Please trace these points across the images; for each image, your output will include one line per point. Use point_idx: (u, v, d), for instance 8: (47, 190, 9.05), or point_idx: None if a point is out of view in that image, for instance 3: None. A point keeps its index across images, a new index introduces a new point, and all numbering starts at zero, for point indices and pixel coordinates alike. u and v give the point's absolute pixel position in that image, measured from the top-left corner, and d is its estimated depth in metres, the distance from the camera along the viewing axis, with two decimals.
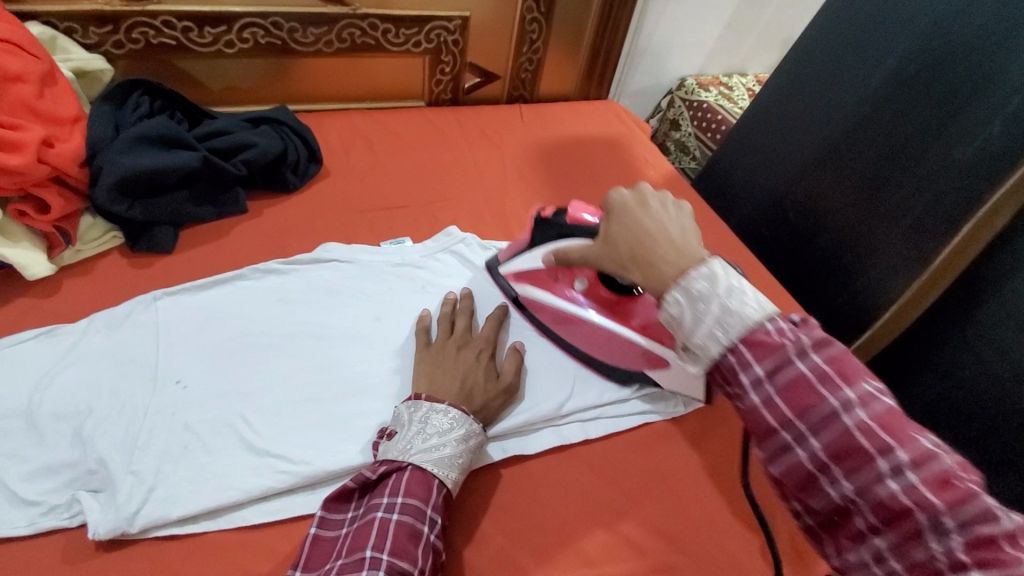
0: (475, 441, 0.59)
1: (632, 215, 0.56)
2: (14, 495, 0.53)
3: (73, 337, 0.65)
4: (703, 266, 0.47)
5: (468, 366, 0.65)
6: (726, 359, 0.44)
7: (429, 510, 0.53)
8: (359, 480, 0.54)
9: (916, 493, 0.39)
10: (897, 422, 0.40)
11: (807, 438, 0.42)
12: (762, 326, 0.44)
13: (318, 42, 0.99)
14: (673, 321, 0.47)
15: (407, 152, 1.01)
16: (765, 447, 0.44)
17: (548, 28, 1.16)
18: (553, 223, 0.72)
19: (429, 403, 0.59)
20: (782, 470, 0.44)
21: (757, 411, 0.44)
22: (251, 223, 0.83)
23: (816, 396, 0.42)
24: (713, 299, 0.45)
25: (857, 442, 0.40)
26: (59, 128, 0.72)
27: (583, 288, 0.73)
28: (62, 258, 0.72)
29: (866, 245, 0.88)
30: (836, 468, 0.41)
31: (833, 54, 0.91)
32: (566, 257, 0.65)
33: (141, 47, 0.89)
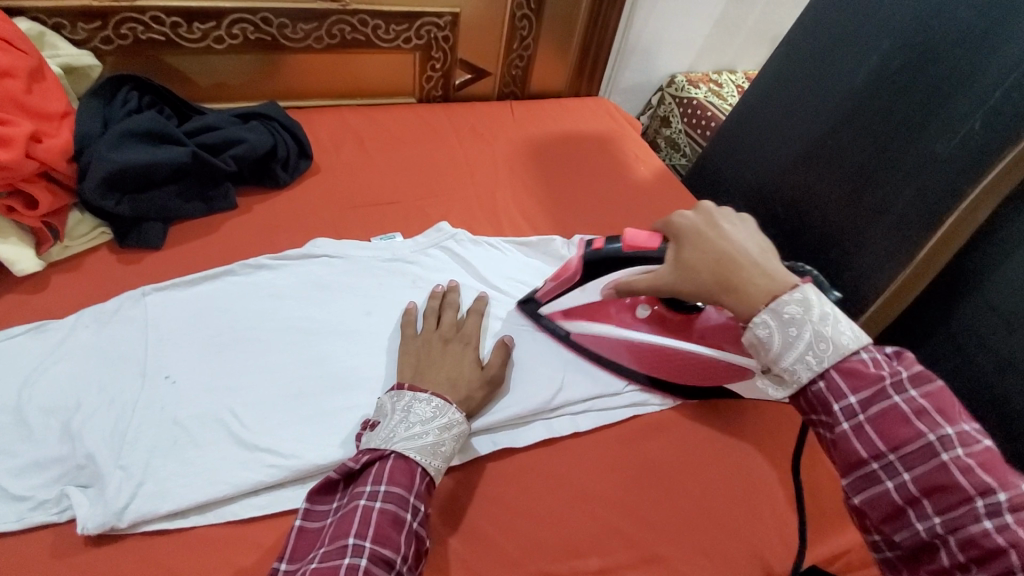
0: (458, 430, 0.59)
1: (706, 237, 0.58)
2: (3, 491, 0.53)
3: (62, 332, 0.65)
4: (796, 291, 0.50)
5: (456, 359, 0.66)
6: (817, 384, 0.49)
7: (413, 498, 0.53)
8: (342, 470, 0.55)
9: (1012, 533, 0.40)
10: (998, 465, 0.43)
11: (898, 472, 0.45)
12: (856, 354, 0.49)
13: (308, 38, 0.99)
14: (761, 342, 0.51)
15: (398, 148, 1.01)
16: (851, 476, 0.48)
17: (539, 25, 1.17)
18: (607, 252, 0.67)
19: (412, 393, 0.60)
20: (867, 499, 0.47)
21: (848, 438, 0.47)
22: (241, 219, 0.83)
23: (910, 429, 0.45)
24: (806, 325, 0.49)
25: (950, 478, 0.43)
26: (48, 123, 0.72)
27: (645, 313, 0.74)
28: (50, 254, 0.72)
29: (852, 241, 0.89)
30: (927, 503, 0.44)
31: (821, 51, 0.93)
32: (629, 287, 0.64)
33: (129, 42, 0.89)
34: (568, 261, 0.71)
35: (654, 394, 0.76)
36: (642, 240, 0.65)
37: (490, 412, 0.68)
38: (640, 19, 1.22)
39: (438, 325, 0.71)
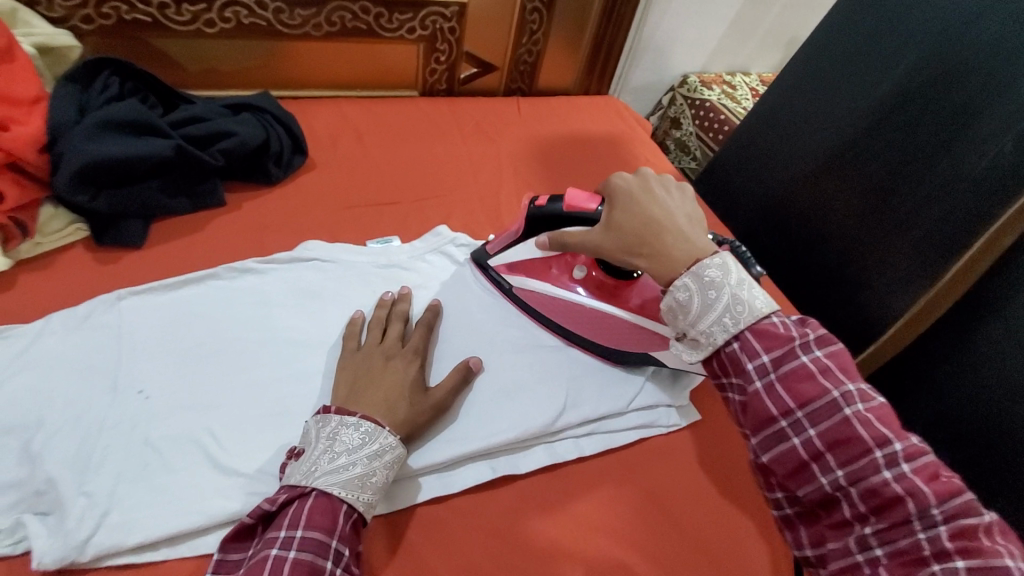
0: (391, 457, 0.54)
1: (638, 202, 0.59)
2: None
3: (26, 339, 0.60)
4: (715, 257, 0.52)
5: (396, 376, 0.60)
6: (731, 346, 0.50)
7: (334, 542, 0.48)
8: (255, 514, 0.49)
9: (908, 483, 0.43)
10: (892, 419, 0.45)
11: (804, 428, 0.47)
12: (767, 318, 0.50)
13: (306, 24, 0.93)
14: (680, 305, 0.52)
15: (399, 145, 0.96)
16: (761, 434, 0.49)
17: (550, 19, 1.11)
18: (546, 212, 0.66)
19: (339, 416, 0.55)
20: (778, 456, 0.48)
21: (760, 397, 0.48)
22: (228, 218, 0.78)
23: (816, 386, 0.47)
24: (723, 289, 0.50)
25: (853, 432, 0.45)
26: (16, 109, 0.66)
27: (583, 275, 0.75)
28: (18, 251, 0.66)
29: (867, 259, 0.88)
30: (830, 456, 0.46)
31: (842, 60, 0.89)
32: (562, 240, 0.65)
33: (112, 23, 0.83)
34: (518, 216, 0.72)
35: (664, 416, 0.71)
36: (580, 202, 0.64)
37: (489, 435, 0.63)
38: (655, 16, 1.17)
39: (383, 340, 0.65)
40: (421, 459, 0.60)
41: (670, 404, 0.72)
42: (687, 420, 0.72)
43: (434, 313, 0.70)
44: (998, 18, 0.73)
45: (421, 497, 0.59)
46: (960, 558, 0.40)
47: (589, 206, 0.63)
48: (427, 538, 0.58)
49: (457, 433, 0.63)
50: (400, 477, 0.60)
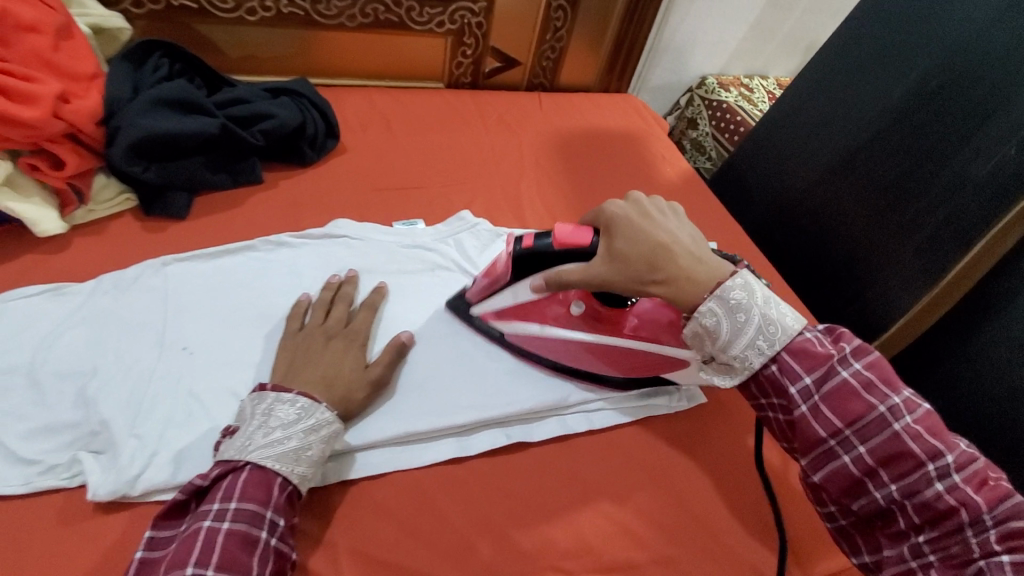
0: (327, 431, 0.56)
1: (644, 225, 0.60)
2: (12, 453, 0.54)
3: (80, 297, 0.66)
4: (736, 277, 0.56)
5: (338, 357, 0.62)
6: (770, 369, 0.55)
7: (269, 513, 0.50)
8: (187, 490, 0.50)
9: (959, 493, 0.48)
10: (937, 429, 0.50)
11: (854, 446, 0.52)
12: (800, 335, 0.55)
13: (342, 15, 0.98)
14: (709, 331, 0.56)
15: (424, 133, 1.00)
16: (813, 456, 0.54)
17: (573, 17, 1.15)
18: (537, 252, 0.60)
19: (274, 394, 0.56)
20: (832, 475, 0.53)
21: (807, 421, 0.54)
22: (265, 195, 0.82)
23: (862, 403, 0.52)
24: (753, 310, 0.55)
25: (903, 447, 0.50)
26: (75, 84, 0.71)
27: (580, 310, 0.70)
28: (73, 217, 0.72)
29: (875, 259, 0.90)
30: (883, 471, 0.51)
31: (858, 64, 0.92)
32: (563, 280, 0.60)
33: (161, 8, 0.88)
34: (501, 256, 0.65)
35: (671, 397, 0.74)
36: (574, 236, 0.59)
37: (505, 405, 0.68)
38: (675, 17, 1.20)
39: (326, 319, 0.66)
40: (440, 422, 0.65)
41: (677, 386, 0.75)
42: (695, 402, 0.74)
43: (381, 291, 0.72)
44: (1009, 25, 0.75)
45: (440, 457, 0.64)
46: (1007, 554, 0.45)
47: (583, 237, 0.59)
48: (447, 494, 0.62)
49: (474, 402, 0.67)
50: (422, 437, 0.65)
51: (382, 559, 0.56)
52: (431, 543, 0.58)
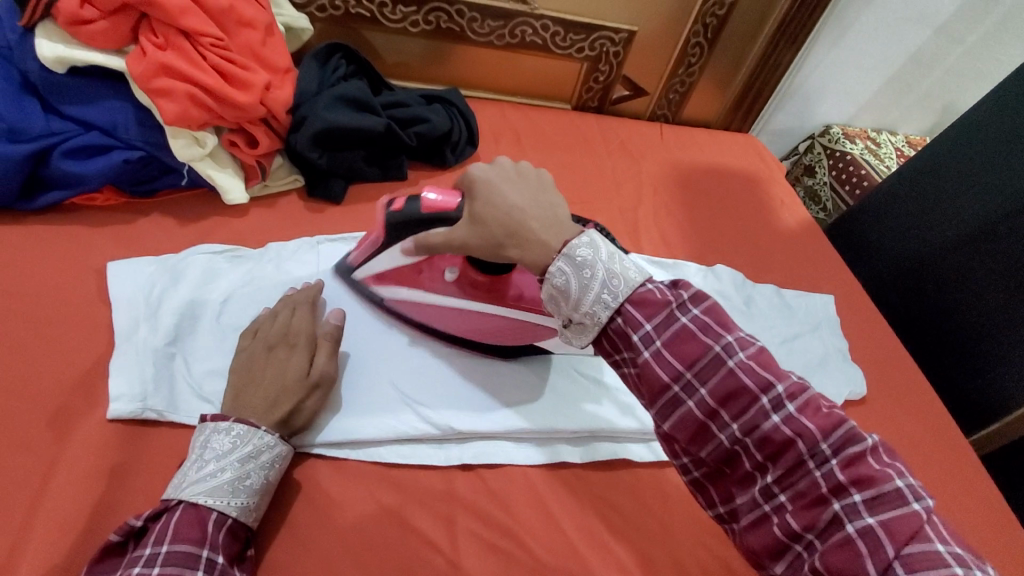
0: (266, 456, 0.56)
1: (496, 190, 0.55)
2: (194, 389, 0.64)
3: (253, 260, 0.76)
4: (582, 236, 0.51)
5: (276, 370, 0.62)
6: (615, 321, 0.49)
7: (201, 552, 0.50)
8: (122, 531, 0.51)
9: (796, 424, 0.43)
10: (771, 362, 0.46)
11: (695, 388, 0.46)
12: (643, 286, 0.49)
13: (492, 34, 1.05)
14: (560, 291, 0.50)
15: (553, 152, 1.05)
16: (657, 404, 0.48)
17: (708, 54, 1.16)
18: (406, 215, 0.61)
19: (211, 425, 0.57)
20: (676, 423, 0.47)
21: (649, 368, 0.47)
22: (409, 190, 0.90)
23: (698, 344, 0.46)
24: (596, 265, 0.49)
25: (738, 383, 0.45)
26: (275, 76, 0.80)
27: (454, 276, 0.68)
28: (253, 189, 0.82)
29: (1008, 338, 0.88)
30: (724, 412, 0.45)
31: (1007, 133, 0.89)
32: (428, 244, 0.59)
33: (340, 14, 0.98)
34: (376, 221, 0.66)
35: None
36: (438, 199, 0.60)
37: (612, 421, 0.70)
38: (809, 63, 1.20)
39: (269, 329, 0.66)
40: (556, 425, 0.69)
41: None
42: None
43: (319, 285, 0.72)
44: None
45: (555, 459, 0.67)
46: (855, 490, 0.41)
47: (451, 203, 0.60)
48: (555, 496, 0.65)
49: (589, 412, 0.71)
50: (537, 438, 0.69)
51: (491, 542, 0.60)
52: (536, 536, 0.61)
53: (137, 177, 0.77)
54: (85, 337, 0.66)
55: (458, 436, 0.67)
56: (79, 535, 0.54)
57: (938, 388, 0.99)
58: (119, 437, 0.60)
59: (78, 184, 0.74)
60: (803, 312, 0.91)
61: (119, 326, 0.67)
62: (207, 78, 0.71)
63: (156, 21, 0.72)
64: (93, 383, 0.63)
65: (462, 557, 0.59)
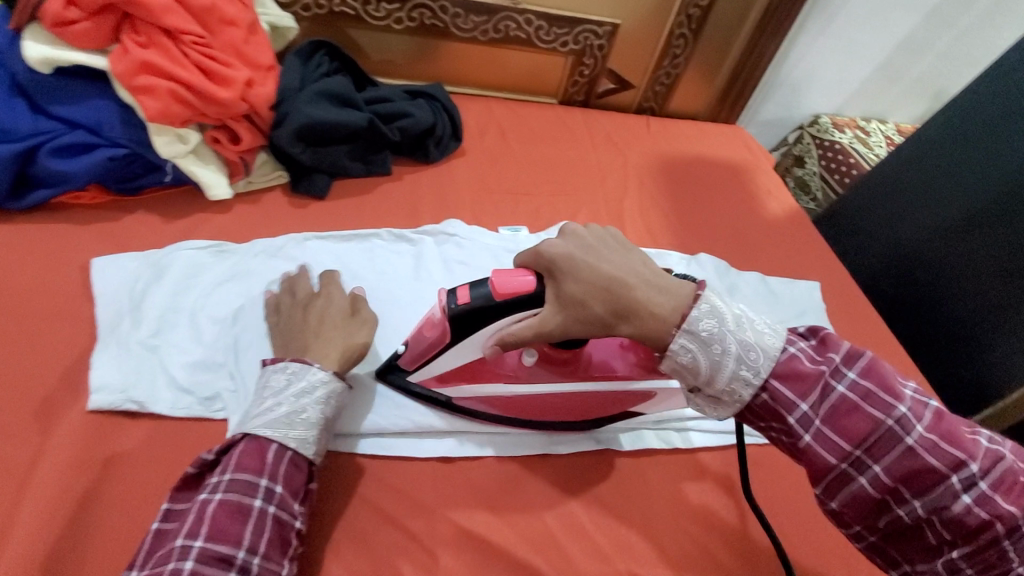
0: (321, 392, 0.59)
1: (581, 264, 0.54)
2: (174, 381, 0.64)
3: (238, 256, 0.76)
4: (700, 304, 0.51)
5: (318, 320, 0.66)
6: (761, 397, 0.50)
7: (260, 480, 0.53)
8: (196, 463, 0.54)
9: (990, 504, 0.44)
10: (951, 433, 0.46)
11: (869, 466, 0.47)
12: (784, 354, 0.50)
13: (476, 29, 1.06)
14: (689, 368, 0.51)
15: (537, 145, 1.06)
16: (825, 484, 0.49)
17: (693, 46, 1.17)
18: (476, 307, 0.57)
19: (270, 368, 0.60)
20: (849, 499, 0.49)
21: (812, 448, 0.49)
22: (393, 186, 0.91)
23: (868, 419, 0.47)
24: (725, 339, 0.50)
25: (922, 463, 0.46)
26: (257, 73, 0.81)
27: (531, 359, 0.66)
28: (237, 186, 0.83)
29: (1004, 321, 0.87)
30: (904, 489, 0.47)
31: (993, 118, 0.90)
32: (518, 338, 0.57)
33: (324, 12, 0.99)
34: (433, 319, 0.60)
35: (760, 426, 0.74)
36: (513, 284, 0.56)
37: None
38: (795, 53, 1.20)
39: (296, 295, 0.69)
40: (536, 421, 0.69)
41: None
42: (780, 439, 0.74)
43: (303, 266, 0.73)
44: None
45: (534, 450, 0.67)
46: None
47: (524, 285, 0.56)
48: (534, 483, 0.65)
49: None
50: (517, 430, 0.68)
51: (470, 529, 0.60)
52: (515, 523, 0.62)
53: (123, 174, 0.78)
54: (71, 332, 0.67)
55: (437, 432, 0.67)
56: (63, 524, 0.55)
57: (930, 376, 0.98)
58: (103, 429, 0.61)
59: (64, 182, 0.75)
60: (788, 298, 0.91)
61: (104, 320, 0.68)
62: (185, 73, 0.72)
63: (139, 21, 0.72)
64: (78, 376, 0.64)
65: (441, 544, 0.59)
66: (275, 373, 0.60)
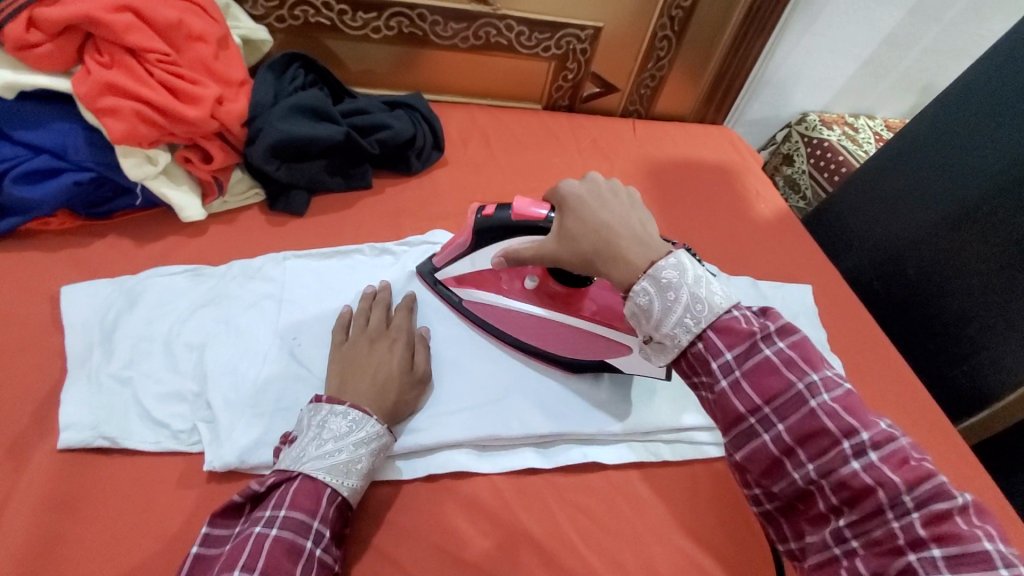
0: (377, 445, 0.58)
1: (588, 208, 0.56)
2: (146, 413, 0.62)
3: (214, 278, 0.74)
4: (670, 257, 0.50)
5: (379, 359, 0.64)
6: (695, 346, 0.48)
7: (315, 523, 0.52)
8: (244, 494, 0.53)
9: (876, 472, 0.42)
10: (857, 406, 0.44)
11: (772, 424, 0.45)
12: (728, 313, 0.48)
13: (455, 37, 1.04)
14: (642, 310, 0.50)
15: (521, 152, 1.03)
16: (731, 433, 0.48)
17: (677, 47, 1.15)
18: (495, 221, 0.63)
19: (328, 405, 0.58)
20: (749, 454, 0.47)
21: (727, 396, 0.47)
22: (373, 200, 0.88)
23: (781, 379, 0.45)
24: (681, 288, 0.48)
25: (819, 424, 0.44)
26: (229, 89, 0.79)
27: (533, 284, 0.72)
28: (212, 206, 0.81)
29: (992, 321, 0.86)
30: (801, 450, 0.44)
31: (980, 112, 0.88)
32: (518, 258, 0.62)
33: (300, 24, 0.97)
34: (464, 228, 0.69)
35: None
36: (529, 211, 0.61)
37: (583, 424, 0.69)
38: (780, 51, 1.18)
39: (366, 324, 0.69)
40: (523, 435, 0.67)
41: None
42: None
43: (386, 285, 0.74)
44: None
45: (521, 467, 0.66)
46: (935, 545, 0.39)
47: (539, 213, 0.61)
48: (523, 504, 0.63)
49: (556, 417, 0.69)
50: (503, 447, 0.67)
51: (457, 555, 0.59)
52: (503, 549, 0.60)
53: (92, 199, 0.75)
54: (39, 365, 0.64)
55: (421, 451, 0.64)
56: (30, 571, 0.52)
57: (925, 376, 0.97)
58: (72, 466, 0.59)
59: (30, 210, 0.72)
60: (780, 302, 0.89)
61: (73, 351, 0.65)
62: (152, 93, 0.70)
63: (103, 41, 0.70)
64: (47, 411, 0.62)
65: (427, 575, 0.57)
66: (332, 414, 0.58)
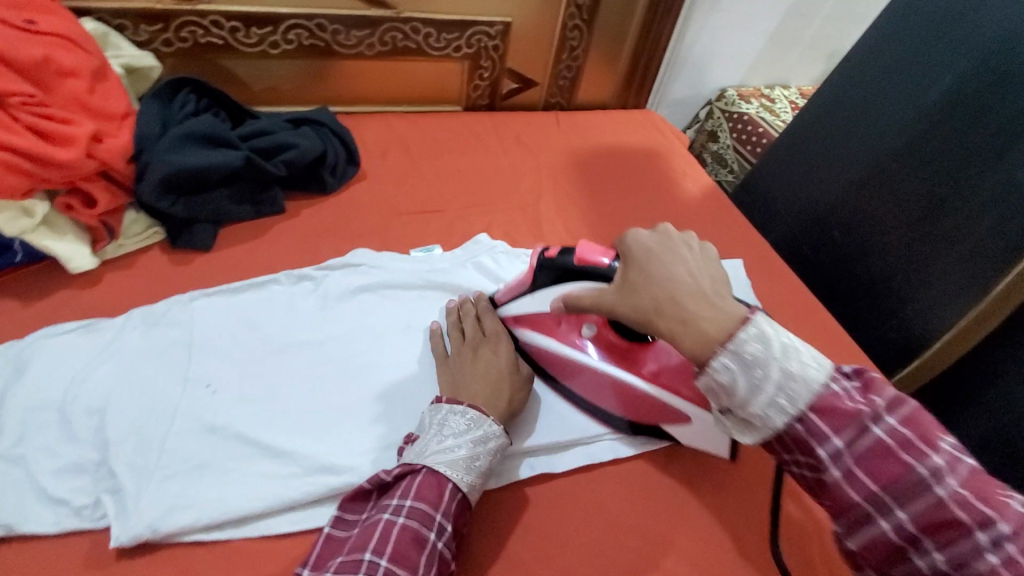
0: (493, 444, 0.59)
1: (656, 262, 0.52)
2: (44, 492, 0.56)
3: (113, 331, 0.67)
4: (751, 325, 0.47)
5: (488, 366, 0.65)
6: (795, 428, 0.46)
7: (438, 516, 0.53)
8: (375, 481, 0.56)
9: (1016, 566, 0.40)
10: (986, 490, 0.43)
11: (892, 511, 0.44)
12: (827, 389, 0.46)
13: (360, 44, 0.99)
14: (724, 388, 0.46)
15: (443, 156, 1.00)
16: (845, 519, 0.47)
17: (589, 35, 1.14)
18: (559, 265, 0.61)
19: (448, 406, 0.60)
20: (867, 542, 0.46)
21: (840, 485, 0.46)
22: (287, 225, 0.84)
23: (899, 465, 0.44)
24: (770, 365, 0.45)
25: (948, 514, 0.42)
26: (108, 123, 0.73)
27: (590, 333, 0.67)
28: (105, 252, 0.74)
29: (911, 274, 0.90)
30: (926, 539, 0.43)
31: (882, 71, 0.92)
32: (577, 304, 0.58)
33: (188, 46, 0.90)
34: (525, 267, 0.66)
35: None
36: (594, 256, 0.59)
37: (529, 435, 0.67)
38: (692, 30, 1.19)
39: (465, 336, 0.70)
40: None
41: None
42: None
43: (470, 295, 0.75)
44: None
45: None
46: None
47: (600, 262, 0.58)
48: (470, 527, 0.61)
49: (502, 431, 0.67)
50: None
51: None
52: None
53: None
54: None
55: None
56: None
57: (859, 337, 0.99)
58: None
59: None
60: None
61: None
62: (17, 139, 0.63)
63: None
64: None
65: None
66: (451, 413, 0.60)
